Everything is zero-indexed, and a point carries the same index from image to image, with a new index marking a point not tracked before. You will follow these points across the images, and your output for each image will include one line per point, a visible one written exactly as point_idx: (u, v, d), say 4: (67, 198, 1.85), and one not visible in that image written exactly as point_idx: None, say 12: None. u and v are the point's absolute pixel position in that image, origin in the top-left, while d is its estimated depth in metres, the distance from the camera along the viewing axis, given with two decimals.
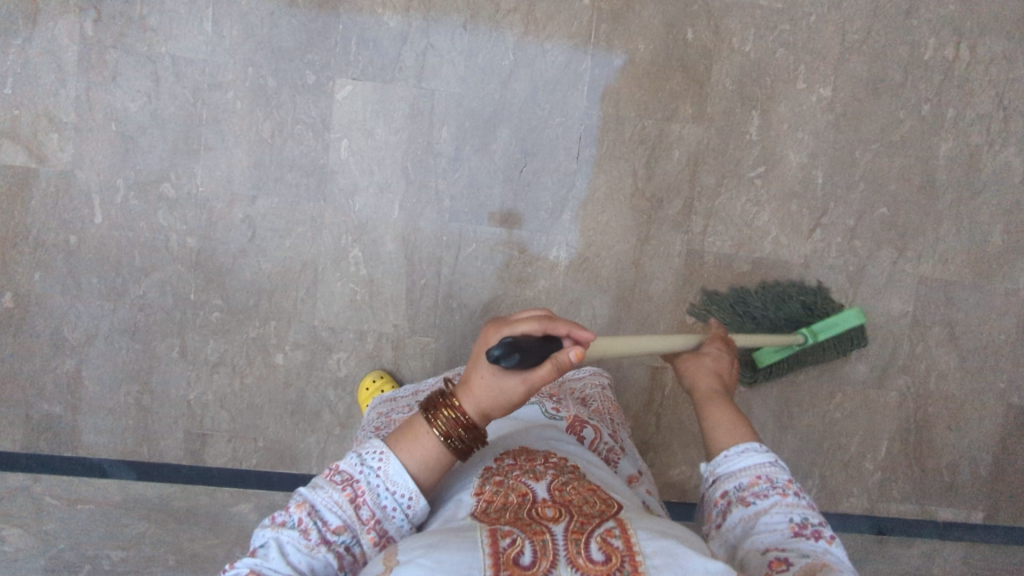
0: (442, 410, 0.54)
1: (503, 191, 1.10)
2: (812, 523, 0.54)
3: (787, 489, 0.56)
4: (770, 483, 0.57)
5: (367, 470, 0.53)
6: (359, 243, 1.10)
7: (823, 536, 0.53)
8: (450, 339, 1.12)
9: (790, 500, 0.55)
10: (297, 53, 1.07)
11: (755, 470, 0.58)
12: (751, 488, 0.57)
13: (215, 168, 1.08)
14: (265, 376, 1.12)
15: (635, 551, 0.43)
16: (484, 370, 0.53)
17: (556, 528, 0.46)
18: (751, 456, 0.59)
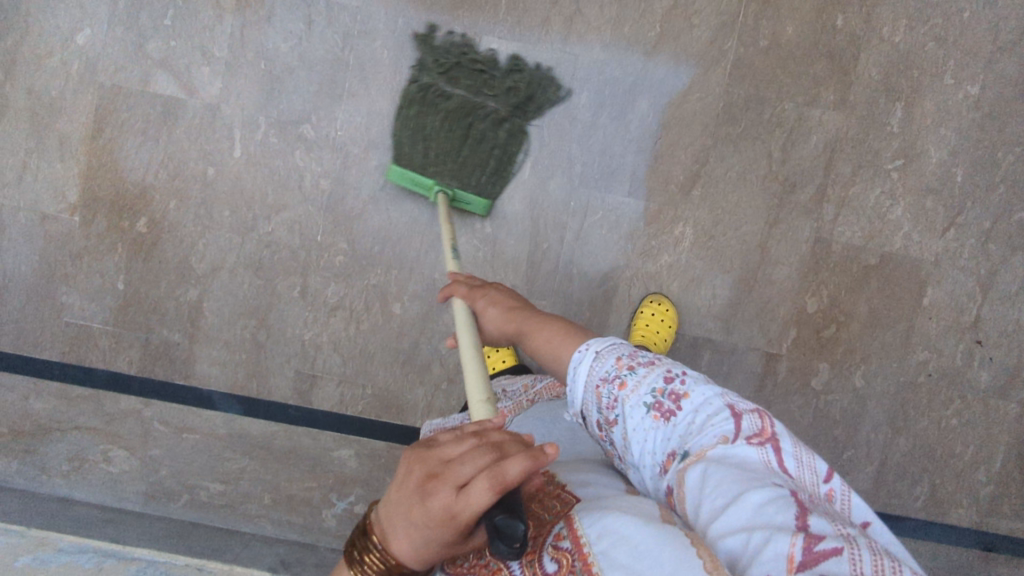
0: (368, 554, 0.49)
1: (635, 161, 1.10)
2: (662, 395, 0.58)
3: (618, 376, 0.60)
4: (607, 383, 0.60)
5: None
6: (487, 201, 1.11)
7: (677, 396, 0.58)
8: (567, 305, 1.12)
9: (631, 385, 0.59)
10: (450, 9, 1.10)
11: (591, 378, 0.62)
12: (601, 404, 0.61)
13: (356, 114, 1.11)
14: (380, 323, 1.13)
15: (581, 544, 0.48)
16: (425, 520, 0.46)
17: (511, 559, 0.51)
18: (582, 363, 0.63)
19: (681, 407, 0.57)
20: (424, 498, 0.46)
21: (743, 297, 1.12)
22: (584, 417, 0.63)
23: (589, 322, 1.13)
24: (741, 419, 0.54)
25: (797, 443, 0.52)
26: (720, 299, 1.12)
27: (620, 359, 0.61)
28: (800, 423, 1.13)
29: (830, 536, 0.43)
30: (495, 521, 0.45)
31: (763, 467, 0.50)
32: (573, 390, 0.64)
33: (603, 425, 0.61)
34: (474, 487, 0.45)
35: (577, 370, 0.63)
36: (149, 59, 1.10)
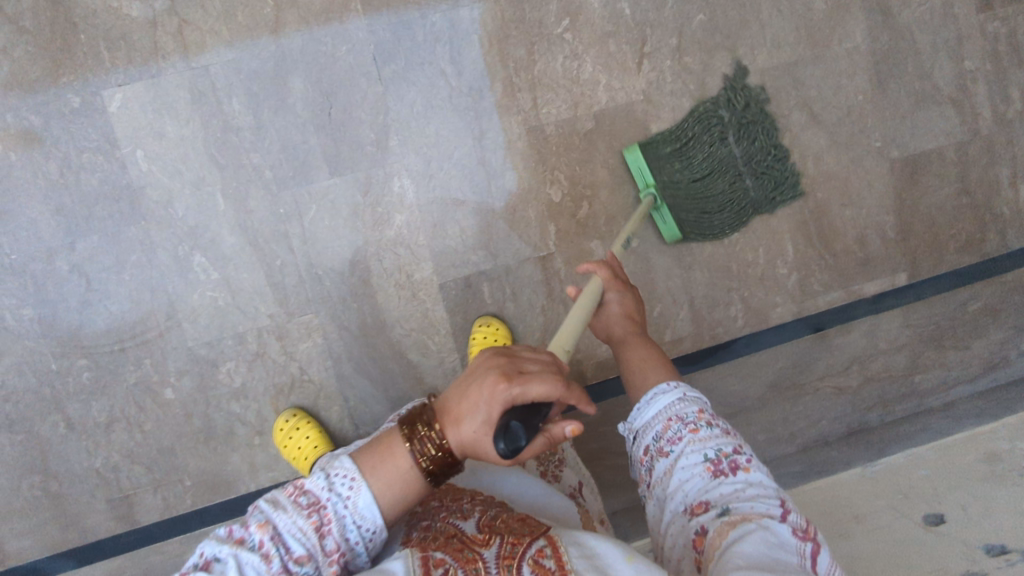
0: (422, 429, 0.55)
1: (320, 141, 1.04)
2: (726, 455, 0.58)
3: (695, 424, 0.60)
4: (681, 422, 0.61)
5: (335, 497, 0.54)
6: (199, 248, 1.04)
7: (739, 464, 0.57)
8: (331, 308, 1.07)
9: (702, 435, 0.59)
10: (48, 80, 0.99)
11: (666, 413, 0.62)
12: (665, 434, 0.61)
13: (18, 230, 1.01)
14: (163, 415, 1.07)
15: (563, 565, 0.52)
16: (475, 417, 0.53)
17: (488, 556, 0.54)
18: (664, 395, 0.63)
19: (741, 476, 0.57)
20: (486, 387, 0.53)
21: (490, 218, 1.08)
22: (639, 435, 0.64)
23: (362, 312, 1.08)
24: (789, 510, 0.54)
25: (833, 560, 0.53)
26: (470, 230, 1.08)
27: (700, 411, 0.61)
28: None
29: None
30: (515, 415, 0.51)
31: (799, 556, 0.51)
32: (642, 408, 0.64)
33: (653, 453, 0.62)
34: (534, 385, 0.52)
35: (657, 397, 0.63)
36: None
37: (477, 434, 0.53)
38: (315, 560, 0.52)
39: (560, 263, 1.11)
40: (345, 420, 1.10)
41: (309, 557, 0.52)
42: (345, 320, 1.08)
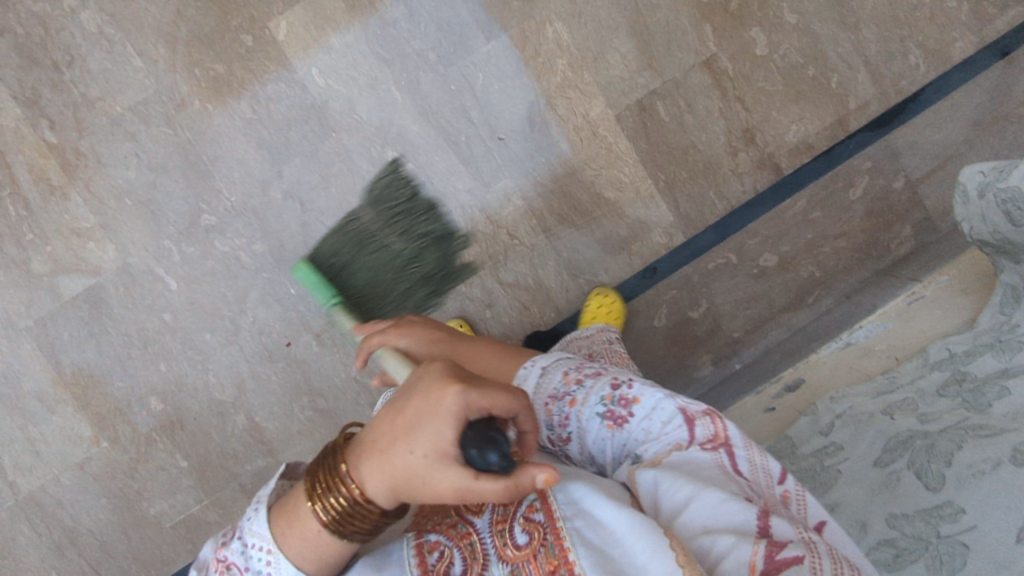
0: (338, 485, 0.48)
1: (470, 11, 1.08)
2: (616, 396, 0.57)
3: (566, 392, 0.59)
4: (555, 399, 0.59)
5: (256, 568, 0.48)
6: (390, 144, 1.09)
7: (628, 398, 0.57)
8: (521, 167, 1.11)
9: (579, 401, 0.58)
10: (222, 28, 1.06)
11: (542, 389, 0.60)
12: (551, 420, 0.59)
13: (231, 173, 1.08)
14: (399, 310, 1.12)
15: (552, 518, 0.48)
16: (409, 459, 0.46)
17: (481, 523, 0.49)
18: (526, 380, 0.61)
19: (637, 411, 0.56)
20: (447, 406, 0.45)
21: (647, 37, 1.10)
22: None
23: (552, 163, 1.11)
24: (695, 422, 0.54)
25: (752, 449, 0.53)
26: (631, 54, 1.10)
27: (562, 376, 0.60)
28: (775, 90, 1.12)
29: (792, 542, 0.45)
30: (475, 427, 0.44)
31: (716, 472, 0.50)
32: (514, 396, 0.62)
33: (556, 441, 0.59)
34: (493, 390, 0.46)
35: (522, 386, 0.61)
36: (42, 276, 1.08)
37: (415, 464, 0.46)
38: None
39: (726, 60, 1.11)
40: (563, 274, 1.13)
41: None
42: (538, 175, 1.11)
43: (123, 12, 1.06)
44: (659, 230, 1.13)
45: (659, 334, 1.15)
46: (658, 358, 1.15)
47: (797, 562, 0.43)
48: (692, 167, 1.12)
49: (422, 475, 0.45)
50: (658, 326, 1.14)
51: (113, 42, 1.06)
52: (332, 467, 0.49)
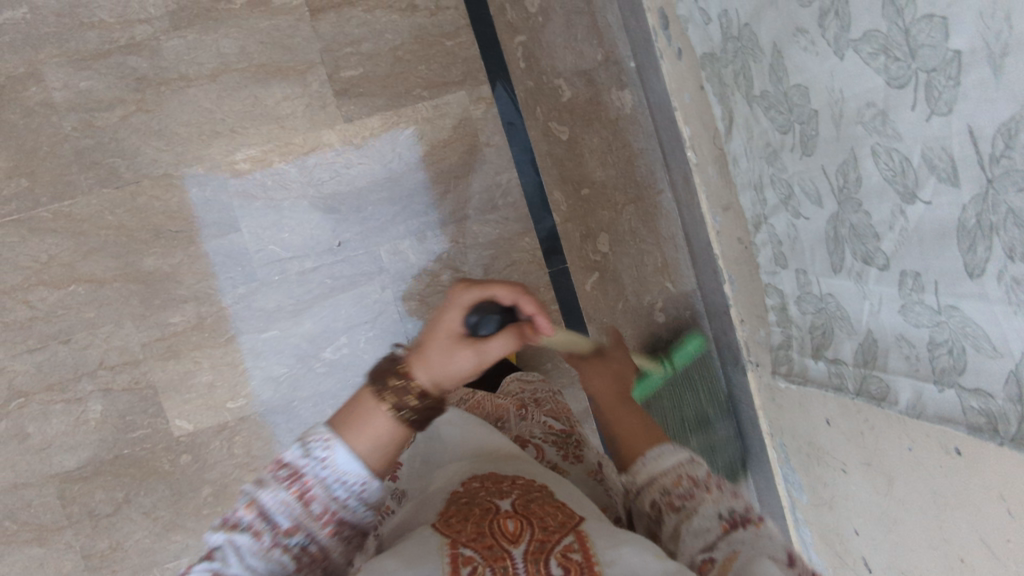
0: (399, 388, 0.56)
1: (203, 238, 1.05)
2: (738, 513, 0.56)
3: (708, 485, 0.59)
4: (690, 482, 0.59)
5: (313, 463, 0.52)
6: (319, 350, 1.09)
7: (751, 520, 0.55)
8: (373, 230, 1.08)
9: (714, 499, 0.57)
10: (168, 476, 1.08)
11: (675, 470, 0.60)
12: (673, 492, 0.58)
13: None
14: None
15: (592, 561, 0.48)
16: (443, 343, 0.58)
17: (517, 550, 0.49)
18: (674, 455, 0.61)
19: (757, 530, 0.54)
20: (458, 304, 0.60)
21: (274, 65, 1.05)
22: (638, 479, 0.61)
23: (377, 196, 1.08)
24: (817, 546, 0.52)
25: None
26: (286, 86, 1.05)
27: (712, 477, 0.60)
28: None
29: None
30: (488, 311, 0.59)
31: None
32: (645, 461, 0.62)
33: (662, 507, 0.59)
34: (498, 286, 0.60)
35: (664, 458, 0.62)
36: None
37: (448, 351, 0.58)
38: (304, 527, 0.52)
39: None
40: (489, 217, 1.10)
41: (296, 526, 0.52)
42: (384, 215, 1.08)
43: (131, 562, 1.09)
44: (472, 106, 1.08)
45: (579, 136, 1.10)
46: (599, 141, 1.10)
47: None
48: (416, 55, 1.07)
49: (457, 360, 0.58)
50: (570, 135, 1.10)
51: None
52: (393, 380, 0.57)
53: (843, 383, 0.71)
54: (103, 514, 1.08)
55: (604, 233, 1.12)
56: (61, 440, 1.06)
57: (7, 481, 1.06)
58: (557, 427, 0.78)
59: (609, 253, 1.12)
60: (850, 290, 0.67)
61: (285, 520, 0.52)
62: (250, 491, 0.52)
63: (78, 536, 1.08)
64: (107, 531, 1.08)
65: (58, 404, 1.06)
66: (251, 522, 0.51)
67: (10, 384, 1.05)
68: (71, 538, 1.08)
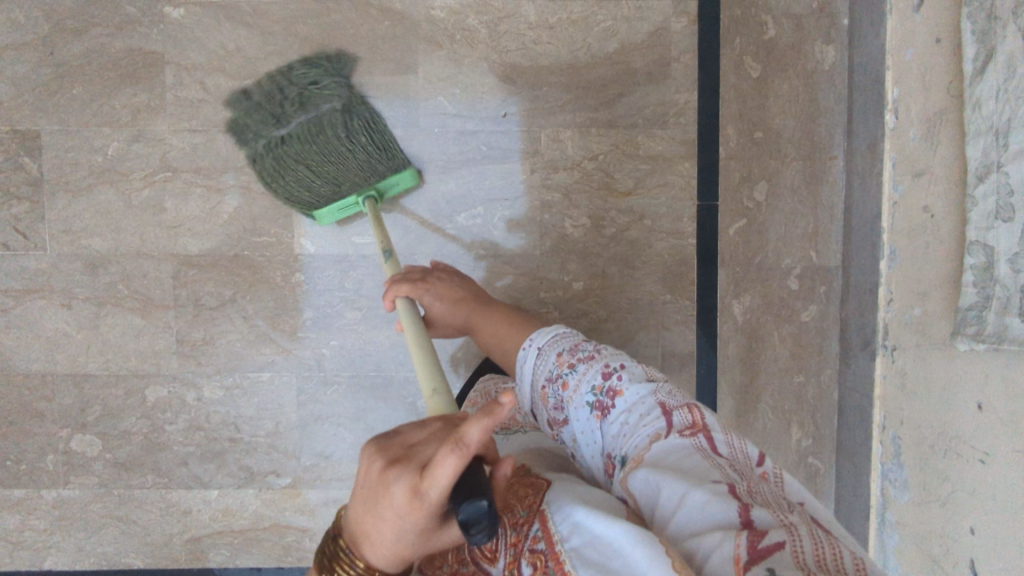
0: (349, 562, 0.43)
1: (380, 73, 1.07)
2: (604, 385, 0.62)
3: (562, 376, 0.65)
4: (552, 385, 0.66)
5: None
6: (454, 214, 1.09)
7: (613, 386, 0.61)
8: (539, 113, 1.07)
9: (575, 386, 0.64)
10: (276, 290, 1.10)
11: (540, 382, 0.69)
12: (551, 403, 0.66)
13: (396, 360, 1.11)
14: (595, 294, 1.10)
15: (551, 545, 0.45)
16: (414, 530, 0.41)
17: (497, 570, 0.47)
18: (529, 363, 0.71)
19: (620, 403, 0.60)
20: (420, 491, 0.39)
21: None
22: (539, 415, 0.70)
23: (555, 82, 1.07)
24: (670, 413, 0.55)
25: (728, 435, 0.53)
26: None
27: (561, 359, 0.67)
28: None
29: (772, 526, 0.42)
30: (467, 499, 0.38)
31: (696, 452, 0.50)
32: (524, 387, 0.72)
33: (557, 425, 0.66)
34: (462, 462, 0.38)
35: (529, 371, 0.71)
36: None
37: (409, 544, 0.42)
38: None
39: None
40: (657, 132, 1.08)
41: None
42: (556, 101, 1.07)
43: (217, 360, 1.11)
44: (674, 18, 1.06)
45: (769, 78, 1.07)
46: (788, 87, 1.07)
47: (778, 552, 0.39)
48: None
49: (423, 540, 0.42)
50: (760, 74, 1.07)
51: (238, 383, 1.11)
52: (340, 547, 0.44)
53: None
54: (207, 305, 1.10)
55: (764, 183, 1.09)
56: (191, 223, 1.09)
57: (132, 246, 1.09)
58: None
59: (763, 203, 1.09)
60: None
61: None
62: None
63: (179, 319, 1.10)
64: (206, 323, 1.10)
65: (200, 189, 1.08)
66: None
67: (162, 157, 1.08)
68: (172, 319, 1.10)
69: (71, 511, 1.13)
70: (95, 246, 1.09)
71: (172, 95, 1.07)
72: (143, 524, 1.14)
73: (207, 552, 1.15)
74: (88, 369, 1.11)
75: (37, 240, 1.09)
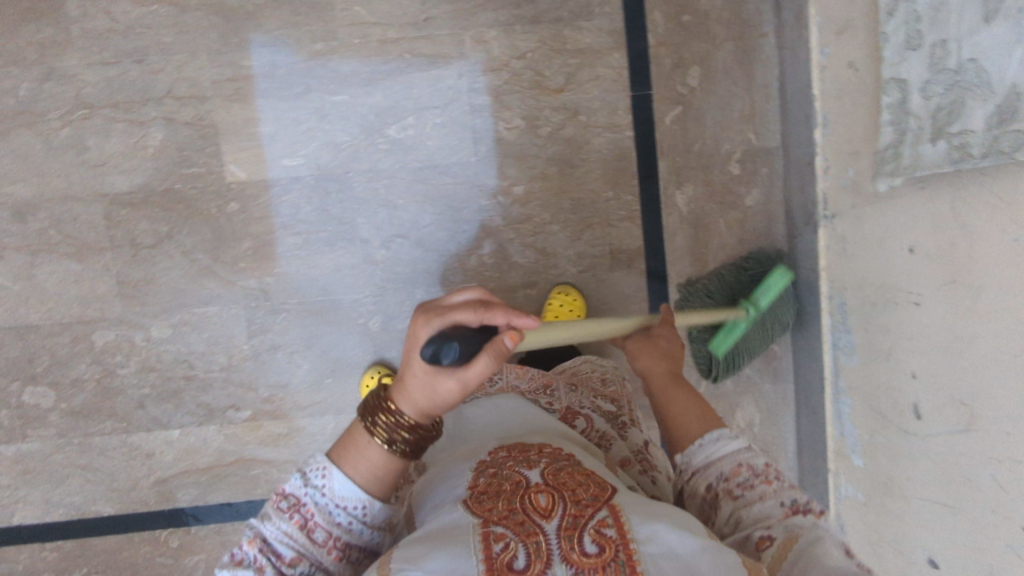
0: (378, 416, 0.51)
1: None
2: (801, 505, 0.51)
3: (768, 475, 0.53)
4: (751, 472, 0.54)
5: (311, 490, 0.50)
6: (384, 127, 1.06)
7: (812, 512, 0.51)
8: (462, 14, 1.04)
9: (776, 487, 0.52)
10: (212, 222, 1.08)
11: (733, 459, 0.55)
12: (733, 482, 0.53)
13: (342, 282, 1.10)
14: (536, 197, 1.09)
15: (630, 542, 0.44)
16: (418, 371, 0.49)
17: (549, 527, 0.45)
18: (731, 443, 0.55)
19: (821, 523, 0.50)
20: (426, 325, 0.48)
21: None
22: (694, 470, 0.56)
23: None
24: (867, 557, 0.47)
25: None
26: None
27: (775, 464, 0.54)
28: None
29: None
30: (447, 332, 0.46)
31: None
32: (701, 449, 0.56)
33: (715, 494, 0.54)
34: (453, 311, 0.48)
35: (716, 446, 0.56)
36: None
37: (427, 391, 0.49)
38: (309, 557, 0.50)
39: None
40: (584, 24, 1.05)
41: (302, 556, 0.50)
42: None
43: (161, 298, 1.09)
44: None
45: None
46: None
47: None
48: None
49: (432, 391, 0.49)
50: None
51: (186, 321, 1.10)
52: (380, 399, 0.52)
53: (964, 156, 0.68)
54: (144, 244, 1.08)
55: (697, 67, 1.07)
56: (117, 161, 1.06)
57: (58, 190, 1.06)
58: (604, 406, 0.75)
59: (698, 88, 1.07)
60: (1001, 39, 0.63)
61: (287, 551, 0.49)
62: (250, 526, 0.50)
63: (117, 260, 1.08)
64: (145, 262, 1.08)
65: (121, 124, 1.05)
66: (255, 557, 0.48)
67: (78, 93, 1.04)
68: (110, 262, 1.08)
69: (34, 464, 1.13)
70: (20, 193, 1.06)
71: (79, 28, 1.03)
72: (108, 470, 1.14)
73: (176, 493, 1.15)
74: (30, 320, 1.09)
75: None
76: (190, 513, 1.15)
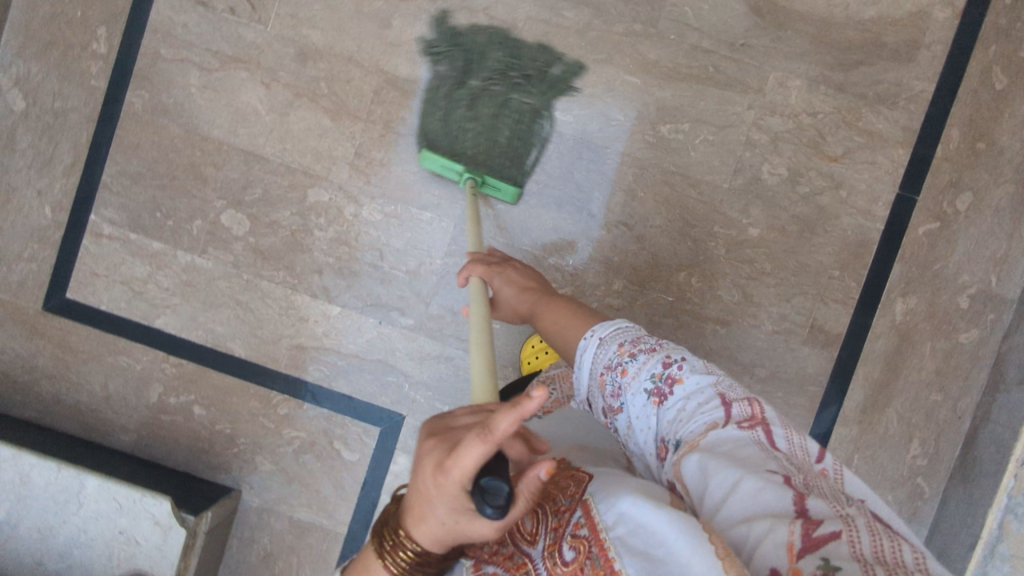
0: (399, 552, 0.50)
1: None
2: (662, 378, 0.63)
3: (620, 364, 0.66)
4: (608, 370, 0.67)
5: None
6: (659, 122, 1.09)
7: (674, 380, 0.62)
8: (778, 54, 1.07)
9: (632, 371, 0.65)
10: None
11: (599, 362, 0.69)
12: (606, 389, 0.67)
13: (552, 244, 1.11)
14: (767, 246, 1.09)
15: (596, 531, 0.46)
16: (440, 518, 0.46)
17: (535, 551, 0.49)
18: (587, 350, 0.71)
19: (678, 392, 0.61)
20: (444, 477, 0.44)
21: None
22: (591, 401, 0.71)
23: (802, 29, 1.07)
24: (729, 407, 0.57)
25: (787, 429, 0.55)
26: None
27: (620, 348, 0.67)
28: None
29: (828, 518, 0.45)
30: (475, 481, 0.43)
31: (755, 444, 0.53)
32: (580, 376, 0.72)
33: (611, 412, 0.67)
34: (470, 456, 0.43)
35: (585, 357, 0.71)
36: None
37: (444, 530, 0.47)
38: None
39: None
40: (884, 111, 1.07)
41: None
42: (797, 48, 1.07)
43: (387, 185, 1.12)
44: (939, 6, 1.06)
45: (1011, 94, 1.07)
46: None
47: (835, 541, 0.43)
48: None
49: (453, 533, 0.47)
50: (1004, 87, 1.06)
51: (399, 215, 1.13)
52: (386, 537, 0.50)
53: None
54: (397, 130, 1.11)
55: (970, 194, 1.07)
56: (411, 47, 1.11)
57: (346, 50, 1.11)
58: None
59: (962, 213, 1.07)
60: None
61: None
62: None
63: (365, 133, 1.12)
64: (389, 146, 1.11)
65: (431, 19, 1.10)
66: None
67: None
68: (359, 132, 1.12)
69: (197, 280, 1.15)
70: (314, 38, 1.11)
71: None
72: (259, 317, 1.15)
73: (307, 365, 1.15)
74: (263, 152, 1.13)
75: (261, 14, 1.11)
76: (310, 390, 1.15)
